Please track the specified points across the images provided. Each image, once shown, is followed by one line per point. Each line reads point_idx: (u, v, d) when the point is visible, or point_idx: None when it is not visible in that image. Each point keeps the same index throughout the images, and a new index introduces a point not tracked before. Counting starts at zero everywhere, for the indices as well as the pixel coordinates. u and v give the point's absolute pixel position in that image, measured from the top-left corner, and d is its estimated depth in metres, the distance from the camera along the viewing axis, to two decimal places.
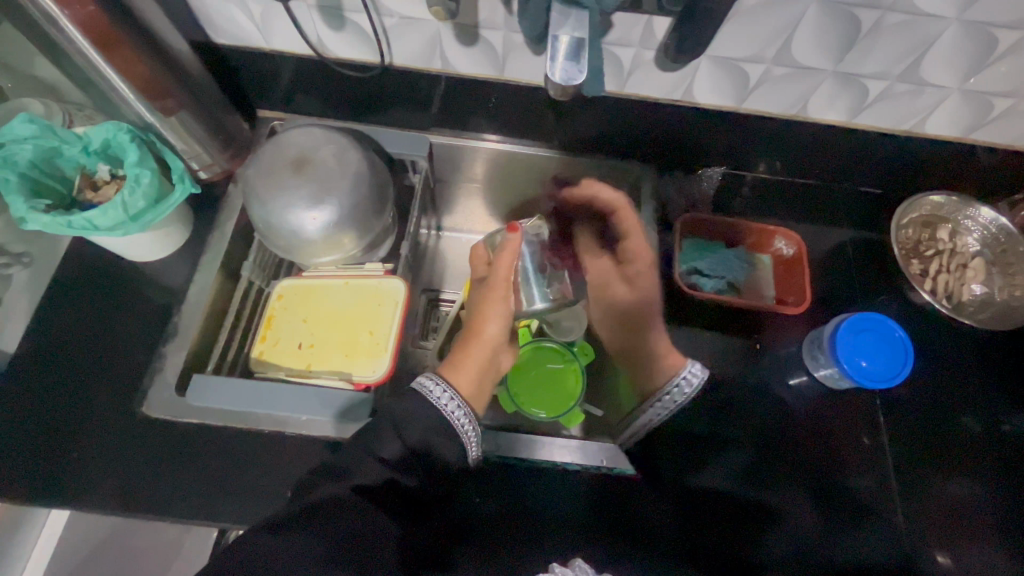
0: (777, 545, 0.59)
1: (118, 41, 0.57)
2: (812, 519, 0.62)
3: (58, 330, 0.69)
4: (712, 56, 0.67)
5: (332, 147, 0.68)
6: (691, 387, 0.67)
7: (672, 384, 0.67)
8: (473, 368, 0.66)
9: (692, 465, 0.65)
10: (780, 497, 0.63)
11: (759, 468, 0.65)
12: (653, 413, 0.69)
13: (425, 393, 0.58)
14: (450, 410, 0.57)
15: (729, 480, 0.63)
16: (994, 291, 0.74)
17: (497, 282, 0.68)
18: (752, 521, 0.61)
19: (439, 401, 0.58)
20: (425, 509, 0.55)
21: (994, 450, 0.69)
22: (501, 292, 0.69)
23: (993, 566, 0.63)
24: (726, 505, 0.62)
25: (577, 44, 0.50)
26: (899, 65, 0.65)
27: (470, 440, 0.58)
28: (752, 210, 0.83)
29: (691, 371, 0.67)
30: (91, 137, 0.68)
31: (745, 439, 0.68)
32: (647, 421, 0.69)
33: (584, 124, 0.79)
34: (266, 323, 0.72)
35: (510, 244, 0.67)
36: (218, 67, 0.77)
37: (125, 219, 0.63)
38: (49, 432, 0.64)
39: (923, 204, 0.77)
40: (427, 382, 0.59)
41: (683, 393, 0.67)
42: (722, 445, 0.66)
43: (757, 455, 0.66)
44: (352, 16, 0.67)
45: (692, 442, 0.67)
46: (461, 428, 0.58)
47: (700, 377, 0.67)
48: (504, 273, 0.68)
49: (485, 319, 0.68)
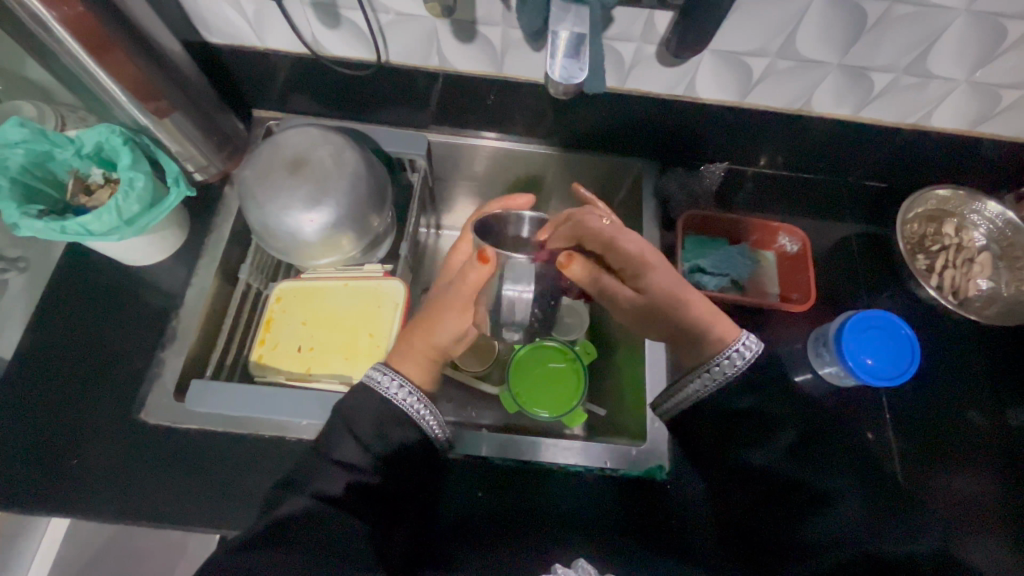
0: (823, 524, 0.51)
1: (108, 44, 0.56)
2: (861, 509, 0.53)
3: (54, 335, 0.68)
4: (715, 50, 0.66)
5: (329, 147, 0.67)
6: (748, 358, 0.56)
7: (723, 355, 0.57)
8: (418, 360, 0.61)
9: (744, 441, 0.55)
10: (830, 479, 0.53)
11: (802, 443, 0.55)
12: (693, 387, 0.57)
13: (374, 385, 0.57)
14: (401, 399, 0.56)
15: (775, 459, 0.54)
16: (1001, 286, 0.73)
17: (460, 294, 0.60)
18: (801, 505, 0.53)
19: (387, 391, 0.56)
20: (391, 506, 0.54)
21: (1001, 446, 0.68)
22: (461, 307, 0.61)
23: (1003, 563, 0.62)
24: (776, 484, 0.54)
25: (577, 40, 0.49)
26: (905, 58, 0.63)
27: (429, 424, 0.57)
28: (754, 205, 0.81)
29: (746, 342, 0.57)
30: (83, 141, 0.66)
31: (797, 416, 0.55)
32: (686, 396, 0.58)
33: (585, 120, 0.77)
34: (265, 326, 0.71)
35: (475, 278, 0.57)
36: (211, 67, 0.76)
37: (120, 223, 0.62)
38: (48, 441, 0.63)
39: (929, 198, 0.75)
40: (375, 373, 0.58)
41: (734, 367, 0.56)
42: (768, 419, 0.55)
43: (810, 437, 0.55)
44: (346, 13, 0.66)
45: (739, 420, 0.56)
46: (419, 414, 0.56)
47: (756, 348, 0.57)
48: (470, 292, 0.59)
49: (439, 322, 0.61)
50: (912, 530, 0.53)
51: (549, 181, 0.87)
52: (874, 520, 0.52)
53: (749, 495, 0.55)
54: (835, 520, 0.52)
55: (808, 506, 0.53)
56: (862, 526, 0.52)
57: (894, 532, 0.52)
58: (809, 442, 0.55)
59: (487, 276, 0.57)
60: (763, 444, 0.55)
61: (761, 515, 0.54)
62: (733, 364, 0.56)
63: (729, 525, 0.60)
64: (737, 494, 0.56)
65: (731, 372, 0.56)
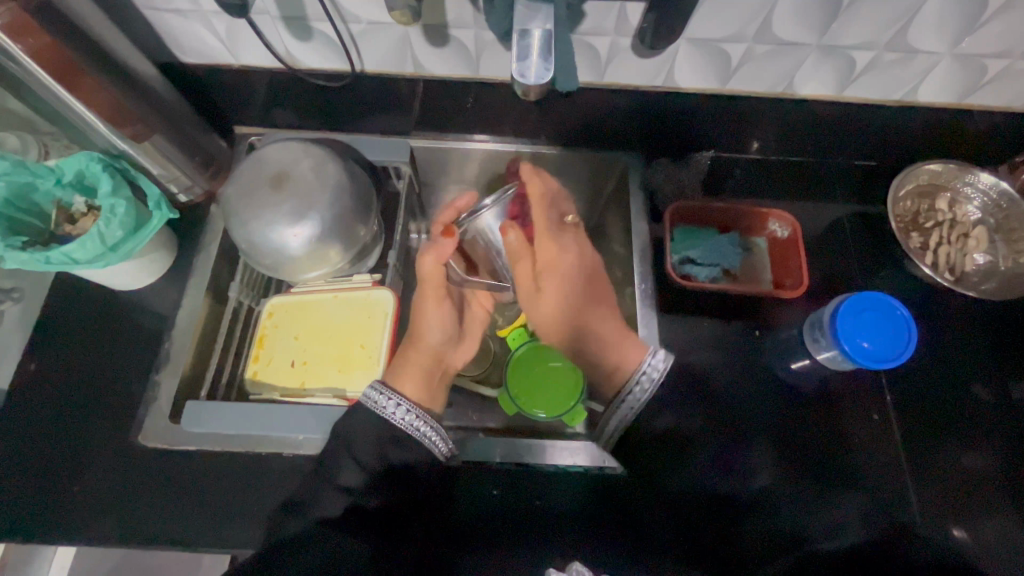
0: (756, 524, 0.60)
1: (81, 71, 0.56)
2: (798, 498, 0.62)
3: (47, 365, 0.69)
4: (691, 38, 0.65)
5: (309, 161, 0.66)
6: (658, 376, 0.59)
7: (635, 380, 0.60)
8: (417, 373, 0.65)
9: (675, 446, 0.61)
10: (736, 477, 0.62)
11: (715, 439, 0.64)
12: (624, 411, 0.60)
13: (372, 405, 0.58)
14: (399, 418, 0.57)
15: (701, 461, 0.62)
16: (998, 260, 0.72)
17: (427, 290, 0.68)
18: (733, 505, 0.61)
19: (390, 414, 0.57)
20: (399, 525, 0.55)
21: (1006, 419, 0.67)
22: (434, 300, 0.69)
23: (1011, 542, 0.61)
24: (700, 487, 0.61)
25: (548, 38, 0.49)
26: (885, 34, 0.63)
27: (430, 439, 0.58)
28: (743, 191, 0.79)
29: (651, 363, 0.59)
30: (64, 169, 0.66)
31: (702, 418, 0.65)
32: (618, 420, 0.61)
33: (567, 116, 0.77)
34: (257, 342, 0.71)
35: (441, 249, 0.66)
36: (189, 87, 0.76)
37: (104, 250, 0.62)
38: (50, 470, 0.63)
39: (920, 174, 0.74)
40: (373, 393, 0.59)
41: (645, 390, 0.60)
42: (686, 435, 0.61)
43: (722, 430, 0.65)
44: (317, 25, 0.66)
45: (659, 442, 0.60)
46: (417, 431, 0.57)
47: (664, 364, 0.59)
48: (434, 277, 0.67)
49: (422, 326, 0.69)
50: (843, 515, 0.61)
51: None
52: (812, 510, 0.61)
53: (693, 505, 0.61)
54: (759, 512, 0.61)
55: (739, 509, 0.61)
56: (795, 514, 0.61)
57: (825, 518, 0.61)
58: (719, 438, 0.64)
59: (452, 246, 0.66)
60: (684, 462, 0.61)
61: (707, 521, 0.60)
62: (646, 385, 0.59)
63: (700, 540, 0.59)
64: (693, 508, 0.61)
65: (643, 395, 0.60)
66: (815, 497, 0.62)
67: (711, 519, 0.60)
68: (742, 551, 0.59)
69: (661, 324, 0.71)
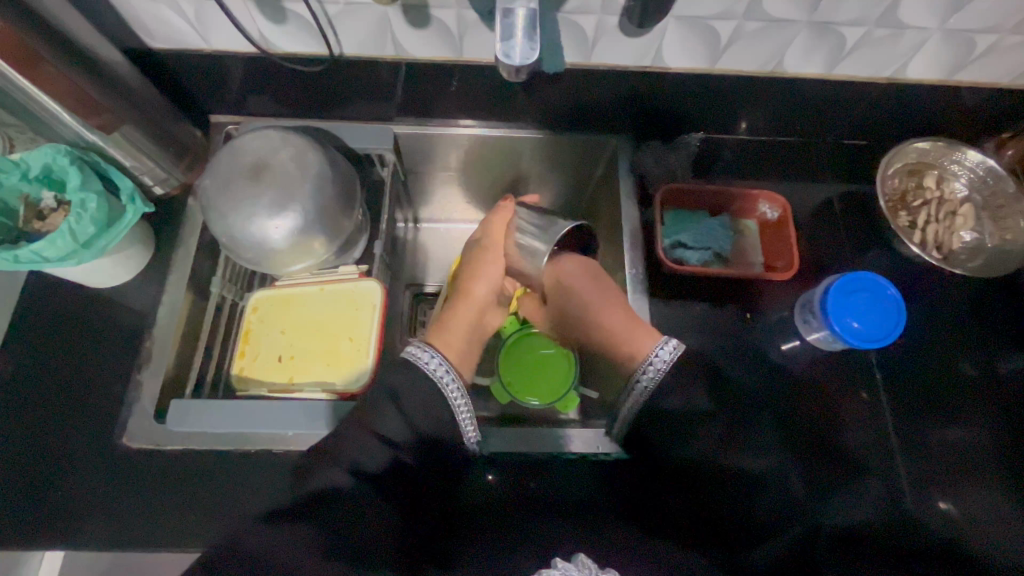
0: (766, 505, 0.56)
1: (40, 61, 0.53)
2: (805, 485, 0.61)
3: (23, 366, 0.67)
4: (679, 17, 0.64)
5: (289, 150, 0.64)
6: (669, 359, 0.60)
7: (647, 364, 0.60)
8: (461, 328, 0.68)
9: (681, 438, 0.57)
10: (761, 458, 0.57)
11: (730, 425, 0.57)
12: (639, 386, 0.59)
13: (417, 363, 0.58)
14: (444, 382, 0.58)
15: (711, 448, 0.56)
16: (985, 238, 0.72)
17: (490, 245, 0.73)
18: (738, 483, 0.56)
19: (431, 370, 0.58)
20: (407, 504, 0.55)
21: (992, 395, 0.68)
22: (492, 255, 0.73)
23: (994, 512, 0.62)
24: (707, 471, 0.56)
25: (532, 18, 0.47)
26: (876, 9, 0.62)
27: (463, 425, 0.58)
28: (732, 172, 0.79)
29: (665, 349, 0.60)
30: (29, 163, 0.64)
31: (726, 403, 0.58)
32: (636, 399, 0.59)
33: (555, 98, 0.75)
34: (243, 337, 0.70)
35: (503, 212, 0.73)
36: (160, 74, 0.73)
37: (76, 247, 0.60)
38: (31, 475, 0.62)
39: (908, 152, 0.74)
40: (417, 353, 0.59)
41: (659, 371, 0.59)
42: (703, 416, 0.57)
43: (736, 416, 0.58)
44: (291, 6, 0.63)
45: (699, 424, 0.57)
46: (454, 406, 0.58)
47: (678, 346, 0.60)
48: (498, 235, 0.73)
49: (474, 280, 0.72)
50: (849, 502, 0.62)
51: (525, 167, 0.84)
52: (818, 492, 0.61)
53: (711, 503, 0.55)
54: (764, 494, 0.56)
55: (742, 487, 0.56)
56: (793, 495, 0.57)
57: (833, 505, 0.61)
58: (732, 418, 0.58)
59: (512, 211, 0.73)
60: (710, 451, 0.56)
61: (717, 504, 0.56)
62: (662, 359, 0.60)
63: (715, 521, 0.55)
64: (704, 496, 0.56)
65: (651, 384, 0.59)
66: (819, 476, 0.62)
67: (727, 502, 0.56)
68: (754, 525, 0.55)
69: (652, 309, 0.71)
